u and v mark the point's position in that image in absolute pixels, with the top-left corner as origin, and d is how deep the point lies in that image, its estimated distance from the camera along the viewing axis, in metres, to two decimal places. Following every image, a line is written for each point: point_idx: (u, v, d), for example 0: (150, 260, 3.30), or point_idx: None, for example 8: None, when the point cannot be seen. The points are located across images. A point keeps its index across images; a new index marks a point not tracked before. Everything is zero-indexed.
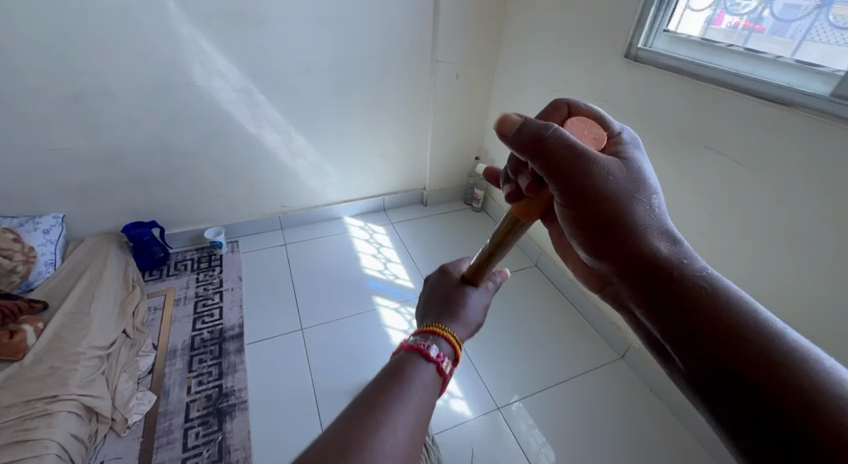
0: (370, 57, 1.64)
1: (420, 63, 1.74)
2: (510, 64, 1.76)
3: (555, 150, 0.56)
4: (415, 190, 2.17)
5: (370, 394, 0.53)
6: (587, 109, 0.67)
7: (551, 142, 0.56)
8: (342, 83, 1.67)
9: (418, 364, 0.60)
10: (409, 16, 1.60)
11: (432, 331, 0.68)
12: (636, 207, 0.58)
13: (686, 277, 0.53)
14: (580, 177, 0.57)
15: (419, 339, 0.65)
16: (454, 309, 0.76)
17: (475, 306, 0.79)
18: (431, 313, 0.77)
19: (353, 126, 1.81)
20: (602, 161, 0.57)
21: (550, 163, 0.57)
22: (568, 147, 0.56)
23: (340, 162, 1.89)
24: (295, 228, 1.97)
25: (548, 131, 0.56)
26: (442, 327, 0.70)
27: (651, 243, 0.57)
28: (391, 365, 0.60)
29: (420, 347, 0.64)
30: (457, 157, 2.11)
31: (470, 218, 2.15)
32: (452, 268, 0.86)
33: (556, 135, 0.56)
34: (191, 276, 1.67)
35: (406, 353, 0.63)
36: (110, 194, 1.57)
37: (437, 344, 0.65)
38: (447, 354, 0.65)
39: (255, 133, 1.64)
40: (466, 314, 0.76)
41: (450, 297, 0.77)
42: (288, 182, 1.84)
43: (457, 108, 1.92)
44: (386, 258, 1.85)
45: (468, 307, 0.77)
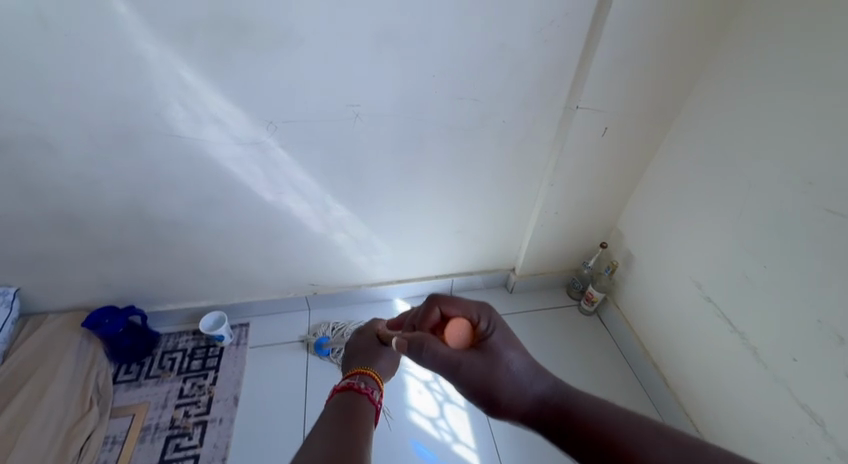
0: (459, 99, 0.96)
1: (543, 109, 1.01)
2: (712, 124, 0.96)
3: (432, 361, 0.53)
4: (499, 271, 1.48)
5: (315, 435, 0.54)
6: (455, 305, 0.57)
7: (427, 356, 0.53)
8: (410, 135, 1.01)
9: (355, 402, 0.62)
10: (542, 31, 0.87)
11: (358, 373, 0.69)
12: (498, 365, 0.52)
13: (573, 411, 0.49)
14: (460, 372, 0.52)
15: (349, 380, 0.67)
16: (373, 355, 0.76)
17: (387, 360, 0.77)
18: (348, 367, 0.75)
19: (419, 191, 1.15)
20: (473, 360, 0.52)
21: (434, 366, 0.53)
22: (444, 359, 0.52)
23: (394, 236, 1.27)
24: (324, 311, 1.42)
25: (416, 344, 0.53)
26: (369, 370, 0.71)
27: (530, 399, 0.51)
28: (328, 411, 0.60)
29: (355, 385, 0.66)
30: (574, 238, 1.36)
31: (575, 326, 1.42)
32: (366, 325, 0.83)
33: (429, 347, 0.53)
34: (176, 383, 1.21)
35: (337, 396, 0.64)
36: (74, 267, 1.11)
37: (366, 380, 0.68)
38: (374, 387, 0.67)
39: (271, 200, 1.07)
40: (381, 362, 0.75)
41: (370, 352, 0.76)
42: (316, 258, 1.26)
43: (592, 175, 1.17)
44: (443, 391, 1.23)
45: (381, 359, 0.76)
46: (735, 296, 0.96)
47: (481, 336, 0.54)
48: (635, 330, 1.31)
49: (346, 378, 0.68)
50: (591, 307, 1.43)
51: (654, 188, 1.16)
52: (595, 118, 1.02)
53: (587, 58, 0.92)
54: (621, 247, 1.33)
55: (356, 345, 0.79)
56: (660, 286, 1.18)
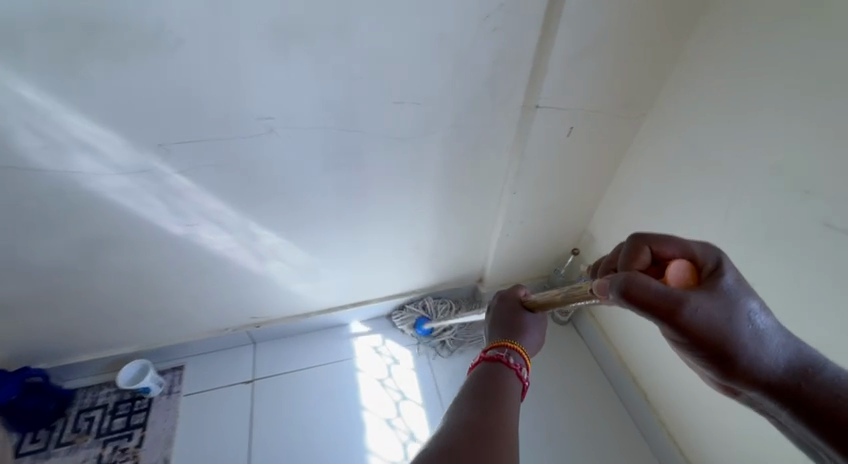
0: (397, 103, 0.79)
1: (498, 111, 0.86)
2: (686, 122, 0.83)
3: (651, 302, 0.41)
4: (466, 284, 1.35)
5: (466, 403, 0.52)
6: (671, 246, 0.47)
7: (642, 296, 0.41)
8: (343, 150, 0.85)
9: (500, 377, 0.55)
10: (489, 17, 0.71)
11: (503, 343, 0.60)
12: (738, 326, 0.42)
13: (833, 388, 0.40)
14: (683, 319, 0.41)
15: (494, 351, 0.59)
16: (518, 320, 0.64)
17: (537, 328, 0.65)
18: (488, 330, 0.66)
19: (364, 210, 1.00)
20: (700, 305, 0.41)
21: (648, 311, 0.41)
22: (663, 298, 0.41)
23: (342, 260, 1.11)
24: (272, 343, 1.26)
25: (628, 281, 0.41)
26: (515, 340, 0.61)
27: (770, 363, 0.42)
28: (470, 381, 0.56)
29: (500, 359, 0.58)
30: (543, 246, 1.24)
31: (548, 340, 1.32)
32: (510, 288, 0.69)
33: (646, 285, 0.41)
34: (93, 449, 1.03)
35: (479, 368, 0.57)
36: None
37: (512, 353, 0.59)
38: (523, 363, 0.59)
39: (183, 234, 0.89)
40: (531, 330, 0.63)
41: (514, 318, 0.64)
42: (252, 290, 1.10)
43: (557, 181, 1.04)
44: (408, 429, 1.12)
45: (529, 330, 0.63)
46: None
47: (708, 279, 0.43)
48: (610, 343, 1.22)
49: (490, 348, 0.60)
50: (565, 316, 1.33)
51: (626, 192, 1.05)
52: (557, 120, 0.88)
53: (543, 52, 0.77)
54: (593, 252, 1.22)
55: (499, 308, 0.67)
56: None
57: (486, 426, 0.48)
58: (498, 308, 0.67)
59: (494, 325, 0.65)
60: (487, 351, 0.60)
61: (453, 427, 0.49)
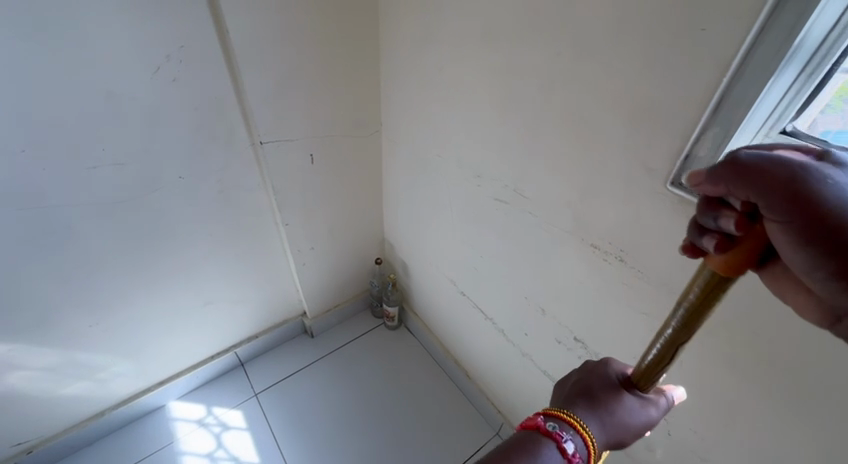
0: (94, 168, 0.74)
1: (226, 154, 0.86)
2: (405, 131, 0.96)
3: (760, 182, 0.26)
4: (291, 320, 1.33)
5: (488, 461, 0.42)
6: (769, 134, 0.30)
7: (794, 175, 0.25)
8: (47, 229, 0.75)
9: (539, 454, 0.43)
10: (161, 69, 0.70)
11: (566, 418, 0.46)
12: None
13: None
14: (810, 193, 0.25)
15: (555, 425, 0.46)
16: (606, 400, 0.49)
17: (635, 413, 0.48)
18: (569, 383, 0.53)
19: (118, 284, 0.90)
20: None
21: (785, 203, 0.26)
22: (785, 171, 0.26)
23: (118, 343, 0.98)
24: (63, 462, 1.06)
25: (733, 157, 0.28)
26: (582, 417, 0.47)
27: None
28: (519, 438, 0.45)
29: (555, 440, 0.44)
30: (350, 263, 1.29)
31: (383, 348, 1.37)
32: (605, 358, 0.54)
33: (760, 154, 0.27)
34: None
35: (535, 434, 0.45)
36: None
37: (573, 436, 0.45)
38: (582, 455, 0.44)
39: None
40: (618, 413, 0.48)
41: (598, 390, 0.50)
42: (2, 415, 0.91)
43: (329, 202, 1.09)
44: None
45: (616, 414, 0.48)
46: (474, 285, 0.99)
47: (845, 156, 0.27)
48: (432, 332, 1.32)
49: (551, 416, 0.47)
50: (394, 321, 1.40)
51: (395, 198, 1.15)
52: (293, 149, 0.92)
53: (242, 93, 0.80)
54: (395, 256, 1.31)
55: (595, 371, 0.53)
56: (433, 288, 1.18)
57: None
58: (587, 376, 0.53)
59: (574, 389, 0.51)
60: (543, 417, 0.47)
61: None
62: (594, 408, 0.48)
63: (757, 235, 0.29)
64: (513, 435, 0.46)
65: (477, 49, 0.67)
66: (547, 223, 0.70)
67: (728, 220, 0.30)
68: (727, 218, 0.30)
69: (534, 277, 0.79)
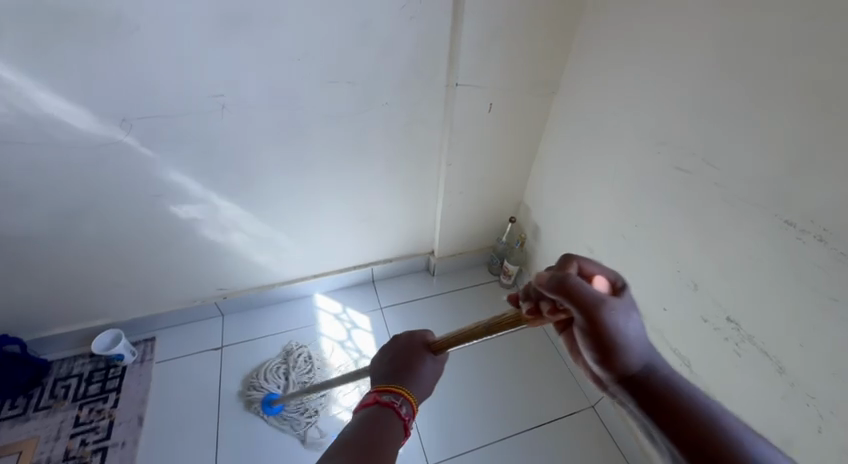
0: (334, 83, 0.92)
1: (424, 90, 1.00)
2: (584, 95, 1.00)
3: (574, 299, 0.42)
4: (419, 254, 1.48)
5: (335, 449, 0.45)
6: (596, 265, 0.46)
7: (582, 298, 0.41)
8: (290, 125, 0.97)
9: (385, 424, 0.50)
10: (405, 6, 0.85)
11: (398, 392, 0.53)
12: (627, 325, 0.42)
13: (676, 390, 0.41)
14: (591, 311, 0.41)
15: (389, 398, 0.52)
16: (416, 366, 0.58)
17: (430, 372, 0.59)
18: (377, 372, 0.58)
19: (316, 183, 1.11)
20: (616, 311, 0.42)
21: (575, 310, 0.42)
22: (586, 299, 0.41)
23: (301, 231, 1.22)
24: (239, 314, 1.36)
25: (565, 279, 0.42)
26: (406, 386, 0.55)
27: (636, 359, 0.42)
28: (345, 431, 0.49)
29: (392, 411, 0.51)
30: (485, 215, 1.39)
31: (495, 301, 1.46)
32: (406, 332, 0.62)
33: (578, 284, 0.42)
34: (71, 411, 1.11)
35: (367, 415, 0.51)
36: None
37: (404, 406, 0.53)
38: (413, 416, 0.53)
39: (149, 205, 1.00)
40: (422, 377, 0.57)
41: (407, 360, 0.58)
42: (218, 263, 1.21)
43: (488, 152, 1.18)
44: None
45: (425, 375, 0.58)
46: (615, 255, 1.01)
47: (622, 292, 0.44)
48: None
49: (385, 392, 0.53)
50: (509, 280, 1.48)
51: (547, 161, 1.21)
52: (477, 95, 1.03)
53: (456, 36, 0.92)
54: (528, 219, 1.38)
55: (399, 349, 0.60)
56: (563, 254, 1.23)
57: None
58: (402, 343, 0.60)
59: (387, 368, 0.57)
60: (379, 396, 0.53)
61: None
62: (411, 375, 0.56)
63: (557, 315, 0.46)
64: (345, 430, 0.49)
65: (706, 15, 0.68)
66: (734, 197, 0.70)
67: (544, 303, 0.47)
68: (545, 301, 0.47)
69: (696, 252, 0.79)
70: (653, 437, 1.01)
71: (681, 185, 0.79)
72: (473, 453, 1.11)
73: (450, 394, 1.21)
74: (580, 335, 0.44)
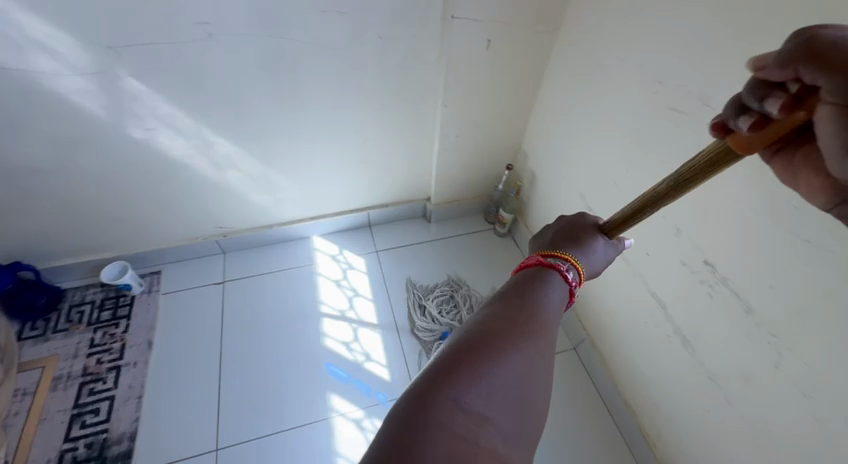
0: (323, 13, 0.89)
1: (419, 23, 0.96)
2: (586, 32, 0.95)
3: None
4: (416, 200, 1.50)
5: (513, 299, 0.53)
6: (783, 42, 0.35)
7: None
8: (279, 58, 0.94)
9: (549, 281, 0.56)
10: None
11: (562, 256, 0.59)
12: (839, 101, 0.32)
13: None
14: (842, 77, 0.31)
15: (555, 261, 0.58)
16: (586, 239, 0.63)
17: (601, 254, 0.63)
18: (536, 247, 0.65)
19: (309, 121, 1.11)
20: None
21: (833, 76, 0.32)
22: (846, 59, 0.31)
23: (296, 172, 1.23)
24: (240, 252, 1.41)
25: (814, 40, 0.33)
26: (569, 253, 0.61)
27: None
28: (516, 283, 0.56)
29: (557, 270, 0.58)
30: (482, 161, 1.38)
31: (488, 248, 1.49)
32: (578, 214, 0.66)
33: (835, 36, 0.32)
34: (86, 334, 1.20)
35: (532, 272, 0.58)
36: None
37: (570, 268, 0.59)
38: (578, 279, 0.59)
39: (144, 138, 1.01)
40: (593, 250, 0.62)
41: (578, 233, 0.63)
42: (218, 201, 1.24)
43: (486, 93, 1.15)
44: (364, 351, 1.23)
45: (597, 249, 0.62)
46: (606, 200, 1.01)
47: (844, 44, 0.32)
48: None
49: (551, 256, 0.60)
50: (504, 229, 1.50)
51: (547, 105, 1.17)
52: (475, 30, 0.98)
53: None
54: (525, 166, 1.37)
55: (570, 225, 0.65)
56: (556, 201, 1.23)
57: (503, 335, 0.46)
58: (563, 225, 0.65)
59: (559, 243, 0.63)
60: (543, 259, 0.59)
61: (498, 324, 0.48)
62: (582, 246, 0.61)
63: (795, 114, 0.36)
64: (504, 286, 0.56)
65: None
66: None
67: (772, 102, 0.36)
68: (774, 99, 0.36)
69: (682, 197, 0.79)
70: (629, 374, 1.07)
71: (675, 127, 0.77)
72: None
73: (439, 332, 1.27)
74: (831, 120, 0.33)
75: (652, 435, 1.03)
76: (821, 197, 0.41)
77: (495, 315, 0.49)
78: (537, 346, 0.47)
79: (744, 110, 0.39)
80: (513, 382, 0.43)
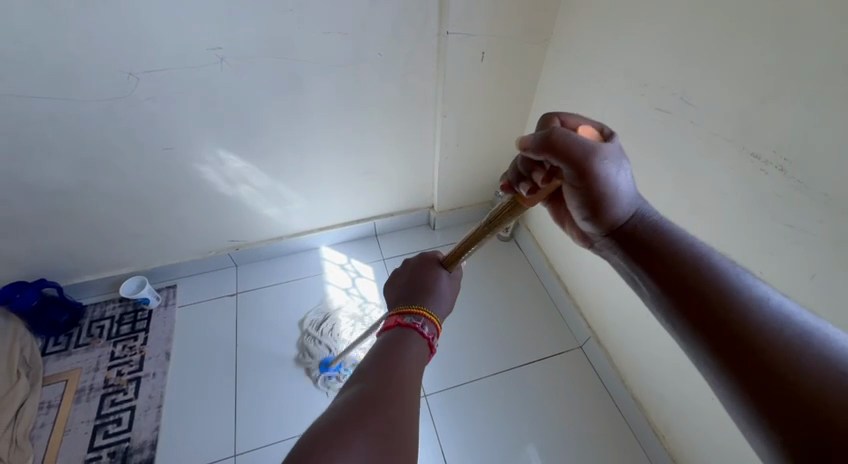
0: (327, 33, 0.95)
1: (417, 39, 1.02)
2: (575, 40, 1.00)
3: (569, 151, 0.48)
4: (420, 209, 1.54)
5: (370, 370, 0.50)
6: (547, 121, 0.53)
7: (572, 149, 0.48)
8: (287, 77, 1.00)
9: (407, 341, 0.56)
10: None
11: (418, 312, 0.60)
12: (595, 165, 0.49)
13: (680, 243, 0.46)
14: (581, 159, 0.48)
15: (410, 319, 0.59)
16: (432, 286, 0.66)
17: (448, 290, 0.68)
18: (391, 303, 0.66)
19: (316, 136, 1.16)
20: (605, 156, 0.49)
21: (567, 164, 0.49)
22: (577, 148, 0.48)
23: (304, 185, 1.29)
24: (251, 264, 1.46)
25: (550, 133, 0.48)
26: (424, 306, 0.63)
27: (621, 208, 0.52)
28: (375, 349, 0.55)
29: (414, 328, 0.58)
30: (482, 168, 1.42)
31: (492, 252, 1.52)
32: (423, 253, 0.73)
33: (563, 134, 0.48)
34: (107, 347, 1.24)
35: (391, 335, 0.57)
36: None
37: (425, 323, 0.60)
38: (434, 331, 0.60)
39: (161, 157, 1.07)
40: (440, 294, 0.66)
41: (424, 283, 0.67)
42: (230, 215, 1.29)
43: (483, 102, 1.20)
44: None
45: (442, 294, 0.67)
46: None
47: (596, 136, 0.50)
48: (541, 247, 1.43)
49: (408, 314, 0.60)
50: (507, 233, 1.53)
51: (542, 111, 1.22)
52: (469, 43, 1.04)
53: None
54: None
55: (414, 272, 0.69)
56: None
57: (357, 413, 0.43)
58: (416, 267, 0.70)
59: (406, 296, 0.65)
60: (401, 317, 0.60)
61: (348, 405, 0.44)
62: (428, 295, 0.65)
63: (553, 181, 0.54)
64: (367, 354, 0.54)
65: None
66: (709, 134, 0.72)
67: (537, 174, 0.55)
68: (538, 172, 0.55)
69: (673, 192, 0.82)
70: (634, 368, 1.09)
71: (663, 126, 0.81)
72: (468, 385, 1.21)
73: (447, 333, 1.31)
74: (573, 191, 0.52)
75: (662, 428, 1.04)
76: (573, 230, 0.60)
77: (352, 395, 0.46)
78: (399, 406, 0.45)
79: (521, 177, 0.57)
80: (377, 448, 0.40)
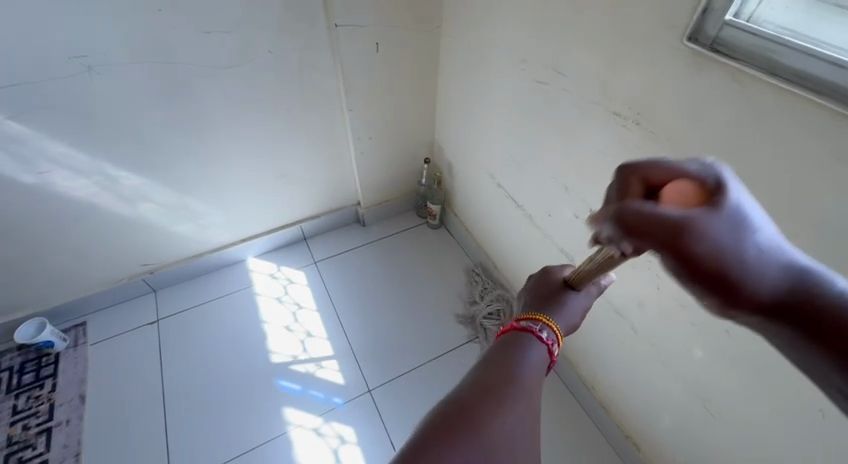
0: (208, 33, 0.92)
1: (308, 33, 1.01)
2: (463, 24, 1.04)
3: (648, 236, 0.27)
4: (346, 207, 1.53)
5: (481, 368, 0.41)
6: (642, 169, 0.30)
7: (663, 231, 0.27)
8: (172, 83, 0.95)
9: (525, 346, 0.44)
10: None
11: (538, 318, 0.48)
12: (713, 245, 0.27)
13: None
14: (683, 244, 0.27)
15: (527, 322, 0.47)
16: (556, 297, 0.52)
17: (578, 308, 0.53)
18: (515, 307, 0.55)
19: (217, 142, 1.11)
20: (715, 229, 0.27)
21: (665, 253, 0.28)
22: (667, 230, 0.27)
23: (215, 195, 1.23)
24: (172, 288, 1.37)
25: (621, 210, 0.28)
26: (548, 315, 0.50)
27: (767, 281, 0.28)
28: (492, 346, 0.45)
29: (532, 333, 0.46)
30: (401, 159, 1.44)
31: (424, 241, 1.55)
32: (542, 269, 0.57)
33: (647, 211, 0.27)
34: (7, 402, 1.11)
35: (507, 336, 0.46)
36: None
37: (545, 329, 0.47)
38: (555, 339, 0.47)
39: (38, 183, 0.97)
40: (568, 307, 0.52)
41: (552, 295, 0.53)
42: (137, 237, 1.21)
43: (388, 93, 1.22)
44: (313, 360, 1.23)
45: (570, 304, 0.52)
46: (509, 174, 1.10)
47: (714, 196, 0.27)
48: (468, 229, 1.47)
49: (523, 318, 0.49)
50: (436, 220, 1.56)
51: (447, 96, 1.26)
52: (362, 34, 1.05)
53: None
54: (441, 157, 1.45)
55: (539, 282, 0.55)
56: (473, 184, 1.32)
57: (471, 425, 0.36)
58: (533, 284, 0.56)
59: (533, 301, 0.53)
60: (519, 321, 0.48)
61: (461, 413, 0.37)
62: (554, 306, 0.51)
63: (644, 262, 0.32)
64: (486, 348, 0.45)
65: None
66: (579, 99, 0.78)
67: (621, 248, 0.33)
68: (624, 240, 0.33)
69: (561, 156, 0.89)
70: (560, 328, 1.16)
71: (543, 97, 0.87)
72: (411, 372, 1.22)
73: (386, 326, 1.31)
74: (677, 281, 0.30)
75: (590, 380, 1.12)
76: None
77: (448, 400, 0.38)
78: (517, 427, 0.37)
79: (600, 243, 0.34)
80: None
